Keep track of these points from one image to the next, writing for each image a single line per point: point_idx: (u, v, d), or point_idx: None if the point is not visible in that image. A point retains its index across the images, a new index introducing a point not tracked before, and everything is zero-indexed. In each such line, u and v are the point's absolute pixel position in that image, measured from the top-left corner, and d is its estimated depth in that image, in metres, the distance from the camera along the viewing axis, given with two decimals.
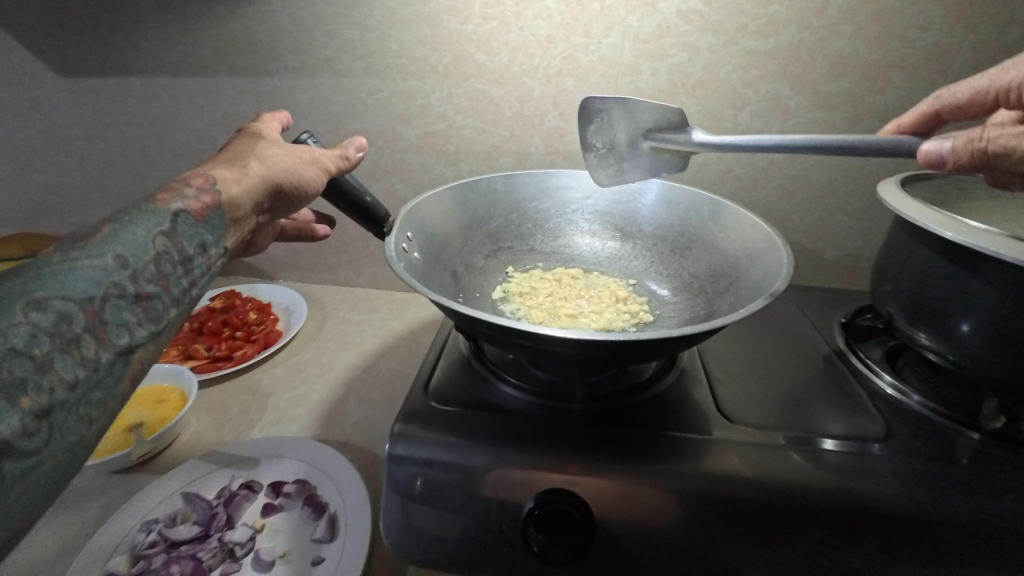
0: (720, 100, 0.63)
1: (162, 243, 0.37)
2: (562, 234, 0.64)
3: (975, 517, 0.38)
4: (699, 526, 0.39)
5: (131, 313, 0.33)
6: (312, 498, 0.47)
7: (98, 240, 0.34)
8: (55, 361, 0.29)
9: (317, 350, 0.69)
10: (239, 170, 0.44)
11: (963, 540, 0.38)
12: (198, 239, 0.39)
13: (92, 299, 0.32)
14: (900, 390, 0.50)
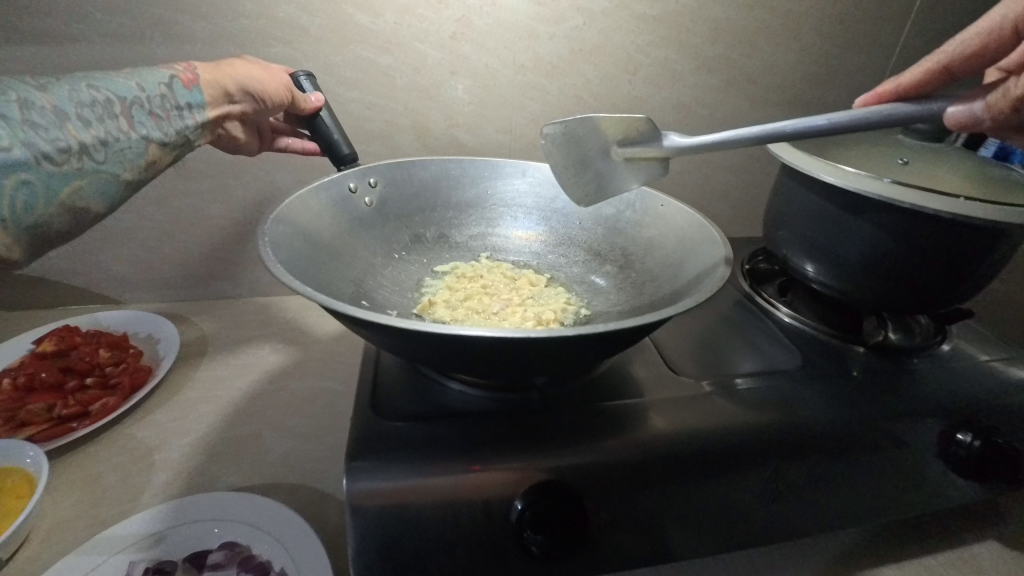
0: (615, 66, 0.64)
1: (164, 92, 0.46)
2: (503, 228, 0.61)
3: (874, 416, 0.45)
4: (669, 483, 0.40)
5: (150, 122, 0.45)
6: (249, 561, 0.39)
7: (124, 72, 0.45)
8: (82, 131, 0.42)
9: (205, 382, 0.57)
10: (228, 66, 0.50)
11: (867, 440, 0.44)
12: (185, 102, 0.47)
13: (124, 100, 0.44)
14: (796, 319, 0.58)
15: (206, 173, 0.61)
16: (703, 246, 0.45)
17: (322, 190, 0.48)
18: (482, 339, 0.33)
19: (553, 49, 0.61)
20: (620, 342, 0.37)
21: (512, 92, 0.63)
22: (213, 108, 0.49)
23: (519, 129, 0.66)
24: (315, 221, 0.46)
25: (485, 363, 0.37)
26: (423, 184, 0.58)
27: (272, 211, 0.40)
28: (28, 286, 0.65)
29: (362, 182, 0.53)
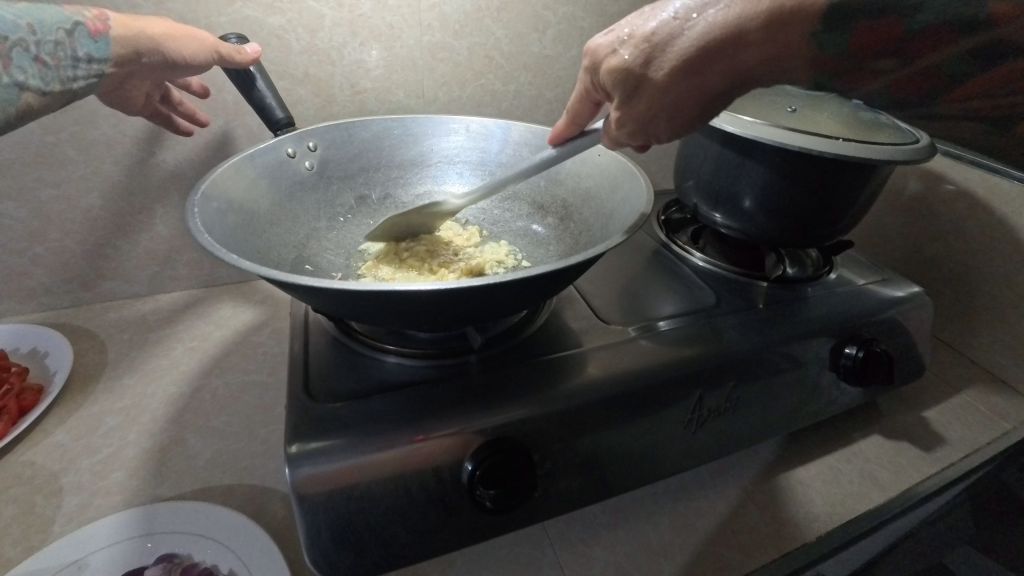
0: (523, 23, 0.63)
1: (62, 39, 0.37)
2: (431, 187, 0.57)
3: (778, 340, 0.51)
4: (608, 423, 0.43)
5: (33, 67, 0.35)
6: (191, 569, 0.36)
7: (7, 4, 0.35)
8: None
9: (109, 394, 0.52)
10: (146, 22, 0.43)
11: (773, 361, 0.50)
12: (85, 53, 0.38)
13: (4, 37, 0.34)
14: (709, 262, 0.62)
15: (76, 158, 0.54)
16: (626, 191, 0.44)
17: (256, 156, 0.45)
18: (427, 293, 0.33)
19: (459, 6, 0.59)
20: (556, 285, 0.39)
21: (420, 53, 0.60)
22: (117, 65, 0.41)
23: (430, 93, 0.64)
24: (254, 186, 0.44)
25: (433, 316, 0.38)
26: (361, 144, 0.54)
27: (193, 190, 0.37)
28: None
29: (299, 146, 0.49)
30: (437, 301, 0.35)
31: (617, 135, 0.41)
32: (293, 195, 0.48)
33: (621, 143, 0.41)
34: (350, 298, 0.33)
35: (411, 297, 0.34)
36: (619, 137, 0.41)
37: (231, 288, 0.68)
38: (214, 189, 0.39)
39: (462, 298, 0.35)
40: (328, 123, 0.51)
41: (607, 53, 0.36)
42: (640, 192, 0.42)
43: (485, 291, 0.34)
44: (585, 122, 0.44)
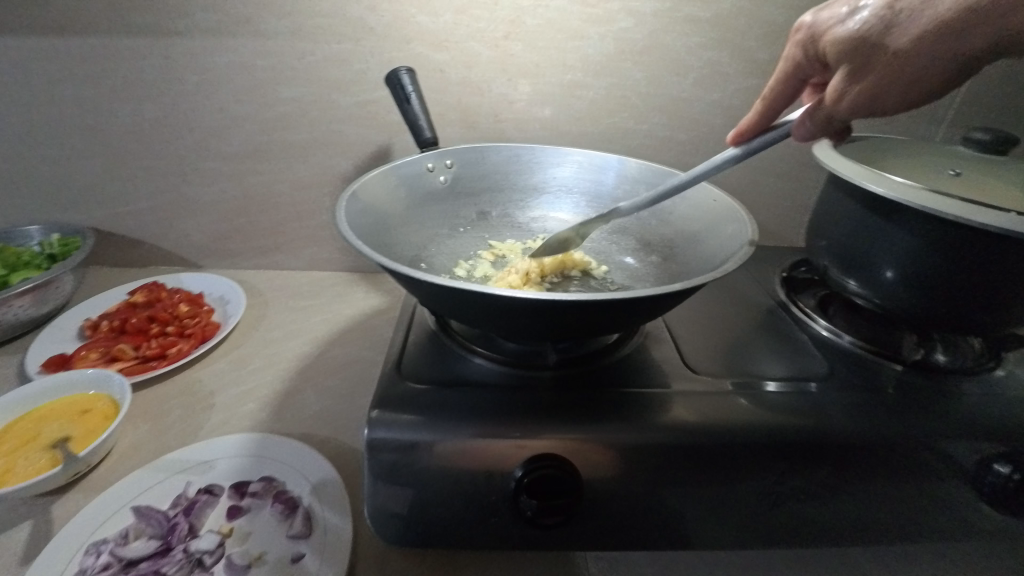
0: (664, 67, 0.64)
1: None
2: (546, 212, 0.61)
3: (903, 435, 0.43)
4: (669, 471, 0.41)
5: None
6: (281, 495, 0.44)
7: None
8: None
9: (261, 341, 0.65)
10: None
11: (894, 458, 0.43)
12: None
13: None
14: (833, 332, 0.56)
15: (278, 154, 0.69)
16: (729, 238, 0.43)
17: (400, 167, 0.53)
18: (502, 297, 0.37)
19: (602, 49, 0.63)
20: (632, 315, 0.39)
21: (559, 90, 0.66)
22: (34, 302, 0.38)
23: (563, 126, 0.68)
24: (393, 192, 0.52)
25: (511, 324, 0.41)
26: (492, 167, 0.59)
27: (343, 190, 0.45)
28: (130, 247, 0.77)
29: (438, 162, 0.56)
30: (513, 308, 0.38)
31: (802, 121, 0.40)
32: (424, 203, 0.56)
33: (808, 134, 0.40)
34: (444, 292, 0.38)
35: (490, 300, 0.37)
36: (801, 124, 0.40)
37: (367, 276, 0.79)
38: (360, 190, 0.47)
39: (542, 310, 0.37)
40: (467, 145, 0.57)
41: (827, 26, 0.41)
42: (742, 239, 0.41)
43: (557, 307, 0.37)
44: (771, 118, 0.47)
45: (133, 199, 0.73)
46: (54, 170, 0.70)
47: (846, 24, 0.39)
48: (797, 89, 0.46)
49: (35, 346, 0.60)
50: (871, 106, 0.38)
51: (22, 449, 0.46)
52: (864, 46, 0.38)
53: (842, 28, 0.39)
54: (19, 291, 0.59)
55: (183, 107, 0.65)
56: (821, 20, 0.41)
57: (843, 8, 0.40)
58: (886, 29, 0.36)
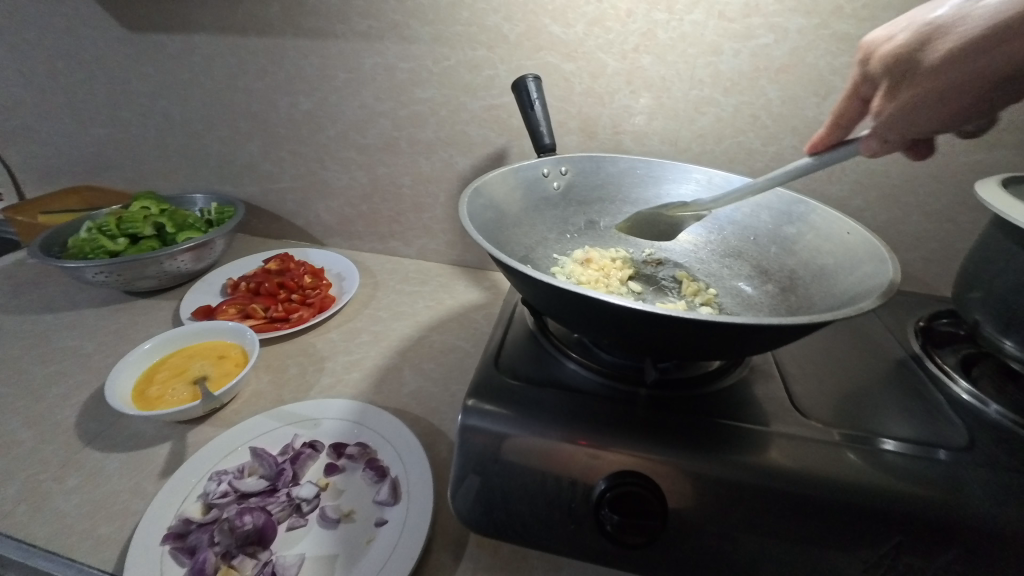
0: (803, 87, 0.60)
1: None
2: None
3: None
4: (766, 517, 0.38)
5: None
6: (373, 461, 0.47)
7: None
8: None
9: (370, 318, 0.70)
10: None
11: None
12: None
13: None
14: (977, 399, 0.48)
15: (405, 149, 0.74)
16: (866, 274, 0.39)
17: (519, 170, 0.54)
18: (611, 305, 0.36)
19: (736, 66, 0.60)
20: (746, 343, 0.37)
21: (684, 105, 0.64)
22: None
23: (684, 142, 0.67)
24: (510, 192, 0.54)
25: (614, 333, 0.41)
26: (608, 178, 0.59)
27: (469, 186, 0.47)
28: (271, 220, 0.87)
29: (554, 168, 0.57)
30: (620, 316, 0.37)
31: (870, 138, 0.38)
32: (536, 206, 0.56)
33: (873, 150, 0.38)
34: (555, 293, 0.39)
35: (600, 306, 0.37)
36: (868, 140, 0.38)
37: (470, 271, 0.82)
38: (482, 188, 0.49)
39: (651, 322, 0.37)
40: (585, 154, 0.57)
41: (883, 43, 0.39)
42: (883, 277, 0.37)
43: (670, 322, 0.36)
44: (843, 132, 0.44)
45: (279, 180, 0.82)
46: (222, 148, 0.82)
47: (896, 39, 0.38)
48: (862, 108, 0.43)
49: (190, 296, 0.70)
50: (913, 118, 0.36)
51: (173, 379, 0.54)
52: (908, 58, 0.36)
53: (891, 45, 0.38)
54: (185, 248, 0.68)
55: (330, 101, 0.73)
56: (879, 37, 0.40)
57: (900, 26, 0.38)
58: (924, 45, 0.35)
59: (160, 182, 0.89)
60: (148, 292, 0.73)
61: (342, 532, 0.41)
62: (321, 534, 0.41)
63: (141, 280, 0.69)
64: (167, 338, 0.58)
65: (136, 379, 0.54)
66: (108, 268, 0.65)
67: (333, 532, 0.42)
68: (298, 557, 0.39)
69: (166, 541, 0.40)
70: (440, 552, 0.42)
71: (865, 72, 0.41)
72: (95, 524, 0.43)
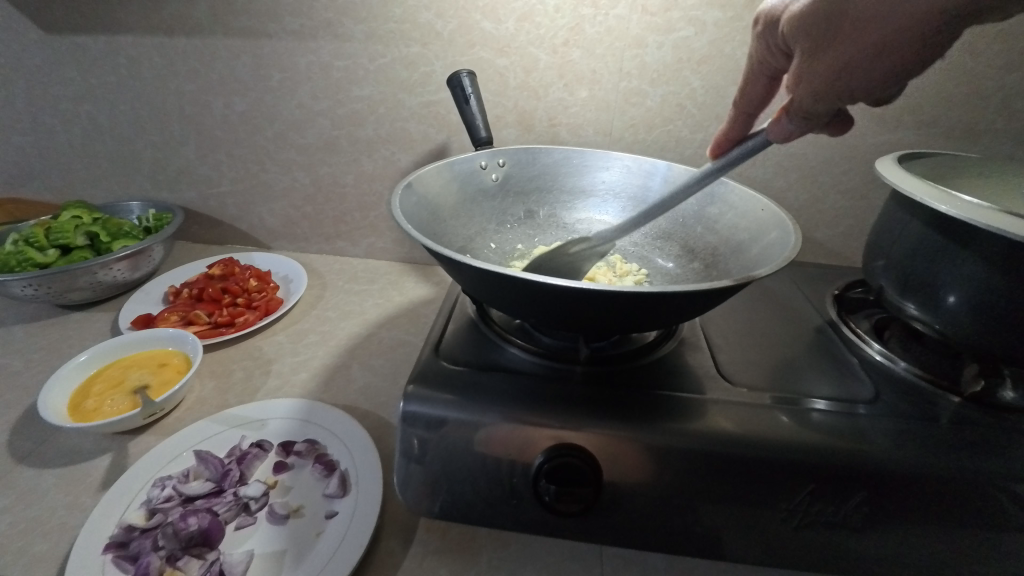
0: (723, 76, 0.64)
1: None
2: (591, 213, 0.62)
3: (952, 470, 0.40)
4: (696, 477, 0.41)
5: None
6: (322, 456, 0.47)
7: None
8: None
9: (318, 318, 0.70)
10: None
11: (941, 495, 0.40)
12: None
13: None
14: (888, 357, 0.53)
15: (346, 148, 0.74)
16: (772, 245, 0.42)
17: (455, 164, 0.56)
18: (539, 285, 0.38)
19: (660, 57, 0.63)
20: (667, 313, 0.40)
21: (615, 96, 0.67)
22: None
23: (617, 132, 0.69)
24: (445, 186, 0.55)
25: (547, 313, 0.42)
26: (544, 168, 0.61)
27: (401, 182, 0.48)
28: (212, 226, 0.85)
29: (490, 161, 0.58)
30: (548, 296, 0.39)
31: (779, 118, 0.38)
32: (473, 198, 0.58)
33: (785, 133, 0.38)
34: (487, 277, 0.40)
35: (531, 287, 0.39)
36: (778, 122, 0.38)
37: (419, 267, 0.83)
38: (415, 182, 0.50)
39: (578, 299, 0.39)
40: (519, 145, 0.59)
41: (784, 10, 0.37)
42: (785, 248, 0.40)
43: (597, 298, 0.38)
44: (745, 123, 0.44)
45: (219, 184, 0.81)
46: (155, 153, 0.79)
47: (796, 8, 0.36)
48: (765, 89, 0.42)
49: (128, 306, 0.68)
50: (836, 84, 0.34)
51: (110, 391, 0.53)
52: (830, 11, 0.33)
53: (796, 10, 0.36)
54: (119, 256, 0.66)
55: (267, 102, 0.72)
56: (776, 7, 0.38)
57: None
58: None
59: (90, 191, 0.85)
60: (81, 305, 0.71)
61: (291, 527, 0.42)
62: (270, 530, 0.42)
63: (73, 292, 0.67)
64: (102, 349, 0.56)
65: (70, 392, 0.53)
66: (36, 281, 0.62)
67: (282, 528, 0.42)
68: (246, 554, 0.40)
69: (107, 550, 0.39)
70: (390, 538, 0.43)
71: (767, 43, 0.40)
72: (30, 542, 0.42)
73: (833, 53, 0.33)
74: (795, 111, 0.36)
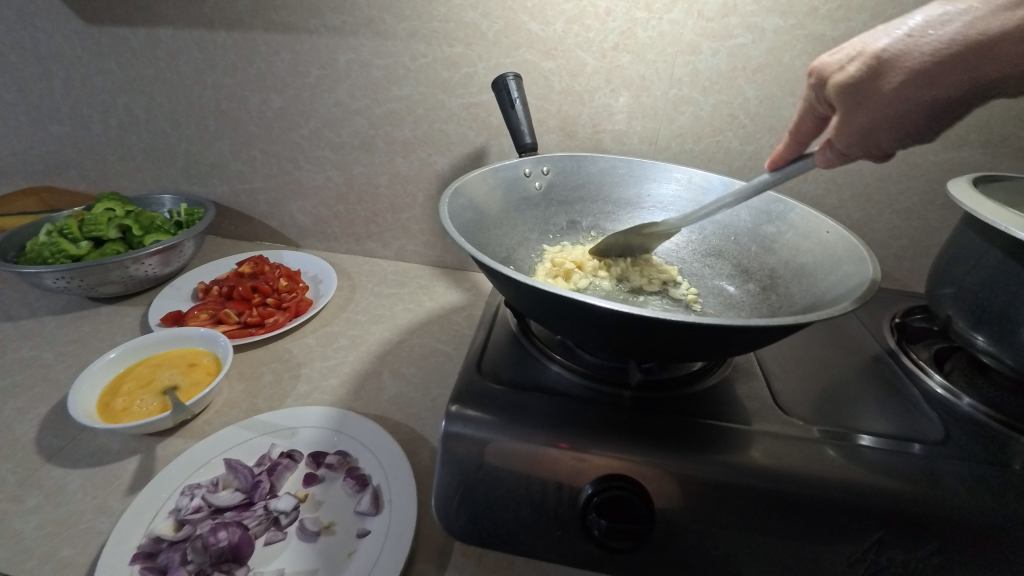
0: (780, 87, 0.61)
1: None
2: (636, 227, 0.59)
3: None
4: (754, 516, 0.38)
5: None
6: (354, 470, 0.45)
7: None
8: None
9: (348, 321, 0.68)
10: None
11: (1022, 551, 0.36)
12: None
13: None
14: (951, 392, 0.49)
15: (382, 148, 0.73)
16: (843, 275, 0.39)
17: (500, 170, 0.53)
18: (596, 307, 0.36)
19: (714, 65, 0.61)
20: (730, 343, 0.37)
21: (663, 103, 0.64)
22: None
23: (663, 142, 0.67)
24: (488, 192, 0.52)
25: (599, 335, 0.40)
26: (589, 177, 0.59)
27: (450, 188, 0.46)
28: (242, 221, 0.85)
29: (535, 168, 0.56)
30: (604, 319, 0.37)
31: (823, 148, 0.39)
32: (516, 207, 0.55)
33: (829, 161, 0.39)
34: (540, 296, 0.38)
35: (585, 309, 0.37)
36: (823, 152, 0.39)
37: (449, 272, 0.81)
38: (462, 189, 0.48)
39: (635, 325, 0.36)
40: (566, 153, 0.57)
41: (834, 71, 0.37)
42: (862, 277, 0.37)
43: (657, 325, 0.35)
44: (798, 149, 0.43)
45: (250, 180, 0.80)
46: (189, 147, 0.79)
47: (847, 68, 0.36)
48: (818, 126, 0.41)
49: (158, 302, 0.67)
50: (866, 139, 0.36)
51: (140, 390, 0.51)
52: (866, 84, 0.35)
53: (844, 75, 0.36)
54: (152, 251, 0.65)
55: (304, 99, 0.71)
56: (828, 63, 0.38)
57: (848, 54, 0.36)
58: (880, 74, 0.35)
59: (123, 183, 0.85)
60: (112, 298, 0.70)
61: (322, 546, 0.40)
62: (301, 548, 0.40)
63: (103, 285, 0.66)
64: (132, 347, 0.55)
65: (100, 391, 0.52)
66: (69, 274, 0.62)
67: (313, 546, 0.40)
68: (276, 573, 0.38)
69: (135, 562, 0.38)
70: (424, 561, 0.41)
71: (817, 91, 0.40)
72: (55, 546, 0.40)
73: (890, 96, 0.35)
74: (837, 144, 0.37)
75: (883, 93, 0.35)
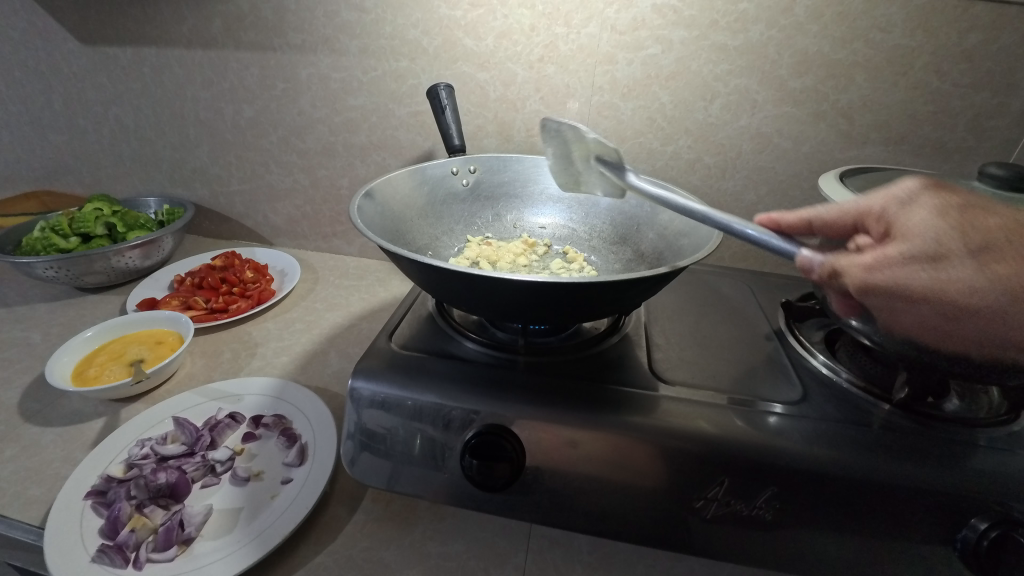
0: (692, 92, 0.67)
1: None
2: (554, 218, 0.66)
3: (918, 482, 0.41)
4: (624, 466, 0.43)
5: None
6: (287, 429, 0.52)
7: None
8: None
9: (306, 309, 0.75)
10: None
11: (873, 503, 0.41)
12: None
13: None
14: (831, 369, 0.53)
15: (343, 153, 0.80)
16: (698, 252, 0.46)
17: (427, 168, 0.60)
18: (472, 276, 0.42)
19: (630, 73, 0.67)
20: (591, 301, 0.44)
21: (589, 109, 0.70)
22: None
23: None
24: (415, 189, 0.59)
25: (486, 303, 0.46)
26: (514, 175, 0.65)
27: (372, 184, 0.53)
28: (221, 221, 0.92)
29: (462, 167, 0.63)
30: (482, 286, 0.43)
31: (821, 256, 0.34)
32: (442, 201, 0.62)
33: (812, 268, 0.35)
34: (428, 270, 0.45)
35: (465, 279, 0.43)
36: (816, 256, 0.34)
37: None
38: (385, 186, 0.55)
39: (510, 291, 0.43)
40: (491, 153, 0.63)
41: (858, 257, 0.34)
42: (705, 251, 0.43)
43: (523, 289, 0.42)
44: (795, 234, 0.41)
45: (227, 183, 0.88)
46: (172, 153, 0.87)
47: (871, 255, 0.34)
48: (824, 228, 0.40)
49: (137, 291, 0.75)
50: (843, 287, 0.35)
51: (110, 361, 0.59)
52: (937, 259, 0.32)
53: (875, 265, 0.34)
54: (132, 245, 0.73)
55: (272, 109, 0.79)
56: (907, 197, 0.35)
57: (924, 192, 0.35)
58: (936, 256, 0.32)
59: (114, 186, 0.94)
60: (98, 287, 0.78)
61: (248, 489, 0.46)
62: (231, 490, 0.46)
63: (89, 275, 0.74)
64: (107, 325, 0.63)
65: (76, 362, 0.59)
66: (58, 264, 0.70)
67: (241, 489, 0.47)
68: (206, 509, 0.44)
69: (88, 496, 0.44)
70: (337, 505, 0.47)
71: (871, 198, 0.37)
72: (26, 486, 0.47)
73: (915, 238, 0.33)
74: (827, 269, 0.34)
75: (909, 238, 0.33)
